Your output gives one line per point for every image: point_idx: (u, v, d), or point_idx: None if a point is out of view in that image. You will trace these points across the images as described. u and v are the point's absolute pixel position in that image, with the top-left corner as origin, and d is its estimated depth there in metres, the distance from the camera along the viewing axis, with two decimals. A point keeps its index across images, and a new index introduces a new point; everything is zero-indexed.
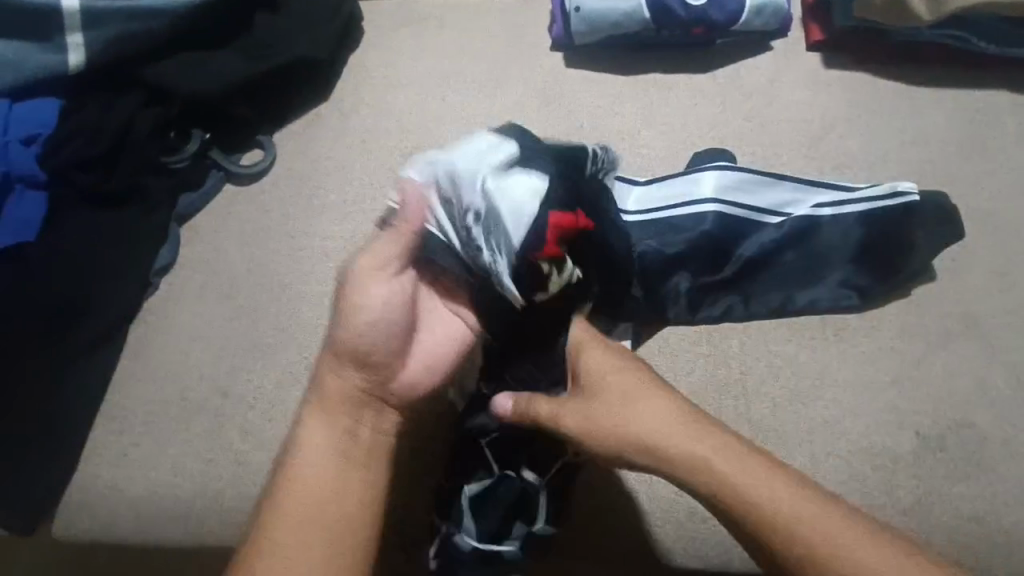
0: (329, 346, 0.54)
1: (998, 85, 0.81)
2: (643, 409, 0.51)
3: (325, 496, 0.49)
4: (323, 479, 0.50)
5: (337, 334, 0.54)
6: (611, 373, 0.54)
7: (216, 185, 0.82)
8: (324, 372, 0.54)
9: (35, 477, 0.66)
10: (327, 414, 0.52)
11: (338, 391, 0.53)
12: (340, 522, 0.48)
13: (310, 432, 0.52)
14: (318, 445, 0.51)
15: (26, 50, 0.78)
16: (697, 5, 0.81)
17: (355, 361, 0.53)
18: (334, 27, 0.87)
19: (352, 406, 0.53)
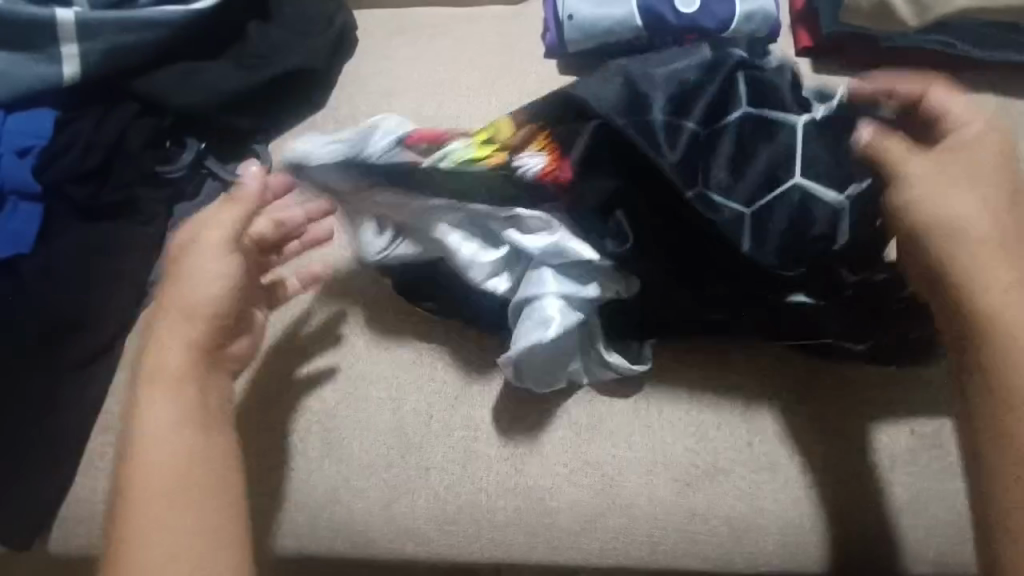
0: (163, 312, 0.59)
1: (986, 86, 0.83)
2: (948, 198, 0.54)
3: (177, 447, 0.55)
4: (155, 444, 0.54)
5: (170, 305, 0.58)
6: (942, 174, 0.55)
7: (211, 194, 0.81)
8: (167, 342, 0.57)
9: (33, 490, 0.66)
10: (161, 382, 0.56)
11: (174, 364, 0.57)
12: (185, 477, 0.54)
13: (154, 405, 0.55)
14: (166, 405, 0.56)
15: (19, 62, 0.77)
16: (688, 13, 0.83)
17: (184, 334, 0.58)
18: (329, 37, 0.87)
19: (184, 373, 0.57)
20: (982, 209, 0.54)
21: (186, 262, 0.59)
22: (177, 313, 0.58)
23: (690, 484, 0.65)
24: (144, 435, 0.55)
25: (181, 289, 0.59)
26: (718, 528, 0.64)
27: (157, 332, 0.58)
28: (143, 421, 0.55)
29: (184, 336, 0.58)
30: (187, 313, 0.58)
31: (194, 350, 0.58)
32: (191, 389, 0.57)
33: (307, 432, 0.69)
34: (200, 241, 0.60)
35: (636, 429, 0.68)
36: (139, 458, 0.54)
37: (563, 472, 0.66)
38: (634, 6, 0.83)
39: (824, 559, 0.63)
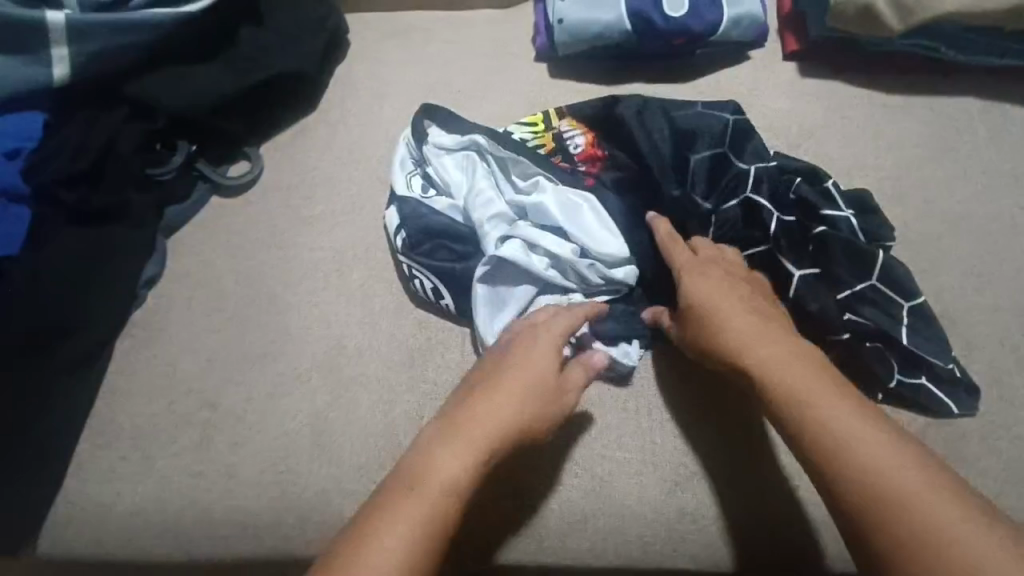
0: (492, 398, 0.58)
1: (968, 91, 0.84)
2: (713, 301, 0.63)
3: (423, 505, 0.51)
4: (445, 488, 0.53)
5: (514, 370, 0.60)
6: (698, 276, 0.66)
7: (203, 197, 0.82)
8: (484, 397, 0.58)
9: (21, 495, 0.65)
10: (456, 441, 0.56)
11: (484, 438, 0.56)
12: (441, 521, 0.51)
13: (445, 459, 0.54)
14: (452, 467, 0.54)
15: (7, 64, 0.77)
16: (677, 17, 0.84)
17: (519, 393, 0.59)
18: (320, 40, 0.87)
19: (482, 444, 0.56)
20: (743, 298, 0.64)
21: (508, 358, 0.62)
22: (492, 394, 0.59)
23: (680, 483, 0.66)
24: (423, 470, 0.54)
25: (517, 367, 0.61)
26: (708, 528, 0.64)
27: (458, 420, 0.58)
28: (437, 479, 0.53)
29: (517, 409, 0.58)
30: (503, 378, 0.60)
31: (521, 421, 0.58)
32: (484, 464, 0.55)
33: (299, 434, 0.70)
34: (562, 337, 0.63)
35: (625, 430, 0.68)
36: (413, 494, 0.52)
37: (553, 473, 0.66)
38: (623, 10, 0.84)
39: (820, 559, 0.62)
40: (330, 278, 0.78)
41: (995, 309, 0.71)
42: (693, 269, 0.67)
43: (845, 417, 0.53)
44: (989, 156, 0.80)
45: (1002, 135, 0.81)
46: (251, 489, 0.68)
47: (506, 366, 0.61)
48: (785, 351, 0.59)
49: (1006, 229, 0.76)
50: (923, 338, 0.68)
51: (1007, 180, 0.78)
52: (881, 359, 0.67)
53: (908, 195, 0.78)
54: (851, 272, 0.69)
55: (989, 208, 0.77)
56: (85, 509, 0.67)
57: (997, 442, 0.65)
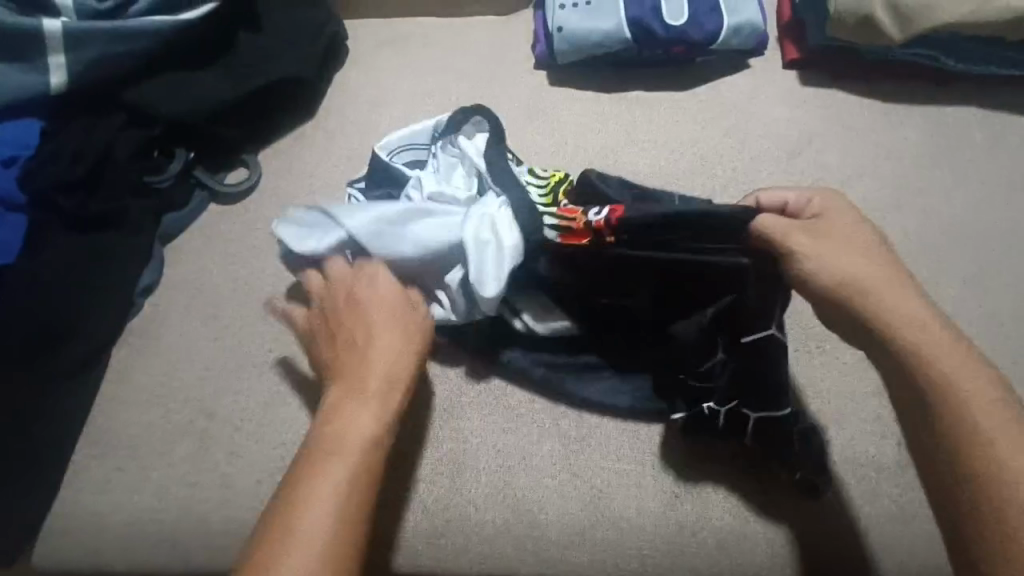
0: (356, 347, 0.58)
1: (968, 99, 0.84)
2: (845, 254, 0.56)
3: (330, 463, 0.51)
4: (360, 443, 0.52)
5: (374, 317, 0.59)
6: (830, 225, 0.59)
7: (201, 205, 0.82)
8: (374, 347, 0.57)
9: (14, 505, 0.65)
10: (341, 395, 0.55)
11: (374, 387, 0.55)
12: (366, 474, 0.51)
13: (347, 417, 0.53)
14: (360, 420, 0.53)
15: (4, 71, 0.76)
16: (676, 25, 0.84)
17: (399, 338, 0.58)
18: (318, 47, 0.87)
19: (374, 391, 0.55)
20: (879, 256, 0.57)
21: (363, 303, 0.60)
22: (358, 343, 0.58)
23: (679, 496, 0.65)
24: (333, 434, 0.52)
25: (374, 310, 0.59)
26: (707, 540, 0.63)
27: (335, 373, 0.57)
28: (346, 437, 0.52)
29: (394, 355, 0.57)
30: (366, 324, 0.59)
31: (402, 359, 0.57)
32: (395, 403, 0.55)
33: (296, 444, 0.70)
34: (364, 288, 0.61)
35: (624, 441, 0.68)
36: (327, 456, 0.51)
37: (552, 484, 0.66)
38: (623, 18, 0.84)
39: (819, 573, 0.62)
40: None
41: (996, 319, 0.71)
42: (828, 217, 0.59)
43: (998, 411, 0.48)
44: (989, 165, 0.80)
45: (1002, 144, 0.81)
46: (247, 500, 0.67)
47: (362, 311, 0.60)
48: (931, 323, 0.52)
49: (1006, 239, 0.76)
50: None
51: (1007, 190, 0.78)
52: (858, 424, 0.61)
53: (908, 204, 0.78)
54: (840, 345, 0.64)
55: (989, 217, 0.77)
56: (79, 519, 0.67)
57: None
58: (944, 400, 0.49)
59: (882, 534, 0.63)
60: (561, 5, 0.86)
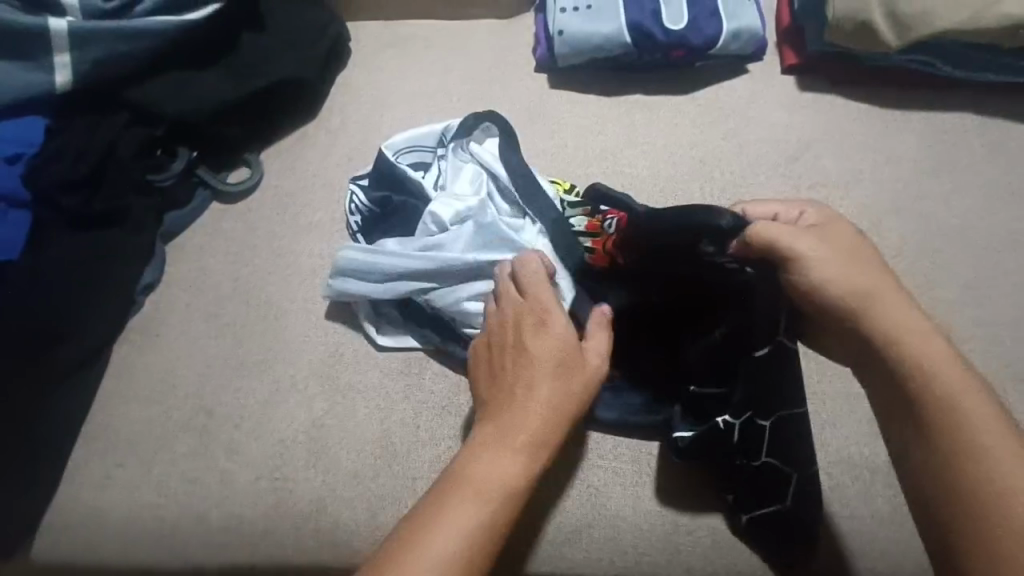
0: (518, 390, 0.56)
1: (965, 106, 0.85)
2: (840, 257, 0.54)
3: (462, 498, 0.49)
4: (501, 489, 0.50)
5: (538, 352, 0.58)
6: (823, 227, 0.57)
7: (203, 204, 0.82)
8: (536, 391, 0.56)
9: (15, 500, 0.65)
10: (492, 430, 0.54)
11: (528, 434, 0.53)
12: (500, 525, 0.49)
13: (494, 456, 0.52)
14: (508, 465, 0.52)
15: (10, 70, 0.77)
16: (676, 30, 0.84)
17: (560, 391, 0.56)
18: (321, 47, 0.88)
19: (525, 443, 0.53)
20: (871, 259, 0.55)
21: (534, 338, 0.59)
22: (521, 380, 0.56)
23: (675, 496, 0.66)
24: (478, 472, 0.51)
25: (544, 345, 0.58)
26: (702, 539, 0.64)
27: (493, 404, 0.56)
28: (484, 475, 0.51)
29: (552, 411, 0.55)
30: (531, 361, 0.57)
31: (557, 413, 0.55)
32: (542, 462, 0.53)
33: (295, 441, 0.70)
34: (539, 311, 0.60)
35: (621, 441, 0.69)
36: (467, 491, 0.50)
37: (549, 483, 0.67)
38: (623, 22, 0.85)
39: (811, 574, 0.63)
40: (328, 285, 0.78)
41: (991, 323, 0.72)
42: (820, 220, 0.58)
43: (995, 425, 0.47)
44: (986, 171, 0.81)
45: (999, 151, 0.82)
46: (247, 497, 0.68)
47: (529, 347, 0.58)
48: (927, 330, 0.51)
49: (1003, 245, 0.76)
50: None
51: (1003, 196, 0.79)
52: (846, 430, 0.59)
53: (904, 209, 0.78)
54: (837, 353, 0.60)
55: (985, 223, 0.78)
56: (80, 514, 0.67)
57: None
58: (942, 413, 0.48)
59: (874, 534, 0.63)
60: (562, 9, 0.87)
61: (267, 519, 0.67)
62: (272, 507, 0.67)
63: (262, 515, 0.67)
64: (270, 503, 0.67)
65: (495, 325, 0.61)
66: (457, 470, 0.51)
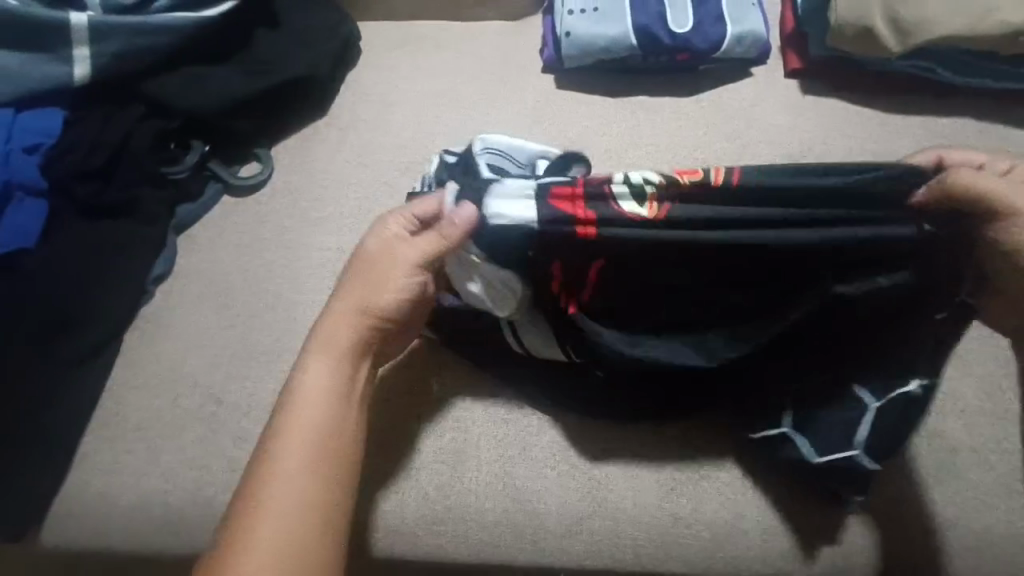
0: (345, 301, 0.59)
1: (964, 112, 0.86)
2: None
3: (302, 417, 0.53)
4: (314, 401, 0.54)
5: (374, 277, 0.59)
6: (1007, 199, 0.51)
7: (214, 196, 0.84)
8: (335, 307, 0.58)
9: (26, 482, 0.67)
10: (322, 350, 0.57)
11: (345, 349, 0.57)
12: (334, 440, 0.53)
13: (323, 367, 0.56)
14: (320, 376, 0.56)
15: (29, 62, 0.79)
16: (682, 33, 0.86)
17: (368, 296, 0.59)
18: (334, 46, 0.89)
19: (338, 352, 0.57)
20: None
21: (378, 262, 0.60)
22: (355, 299, 0.59)
23: (675, 491, 0.67)
24: (301, 389, 0.55)
25: (378, 268, 0.60)
26: (701, 533, 0.65)
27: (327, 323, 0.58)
28: (305, 391, 0.55)
29: (370, 315, 0.59)
30: (367, 282, 0.59)
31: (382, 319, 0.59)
32: (347, 364, 0.57)
33: None
34: (381, 242, 0.61)
35: (622, 436, 0.70)
36: (288, 410, 0.54)
37: (551, 475, 0.68)
38: (630, 24, 0.86)
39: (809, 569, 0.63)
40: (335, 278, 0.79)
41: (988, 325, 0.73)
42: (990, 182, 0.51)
43: None
44: None
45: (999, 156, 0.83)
46: None
47: (366, 270, 0.60)
48: None
49: None
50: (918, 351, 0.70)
51: None
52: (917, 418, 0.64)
53: None
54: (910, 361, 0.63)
55: None
56: (90, 499, 0.69)
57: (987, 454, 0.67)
58: None
59: (873, 529, 0.64)
60: (569, 11, 0.89)
61: None
62: None
63: None
64: None
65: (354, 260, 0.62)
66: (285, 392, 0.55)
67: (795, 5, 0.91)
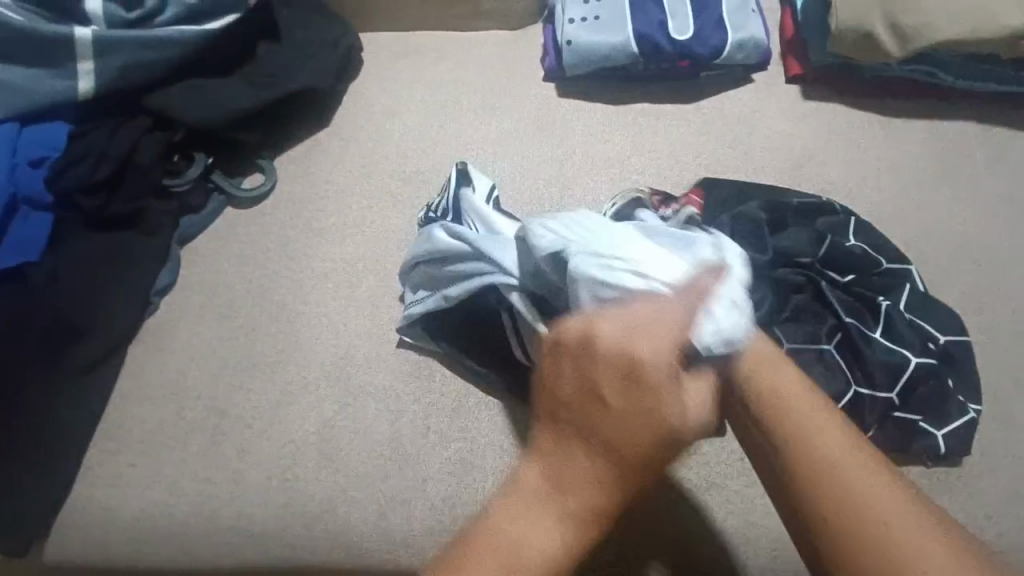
0: (594, 434, 0.50)
1: (967, 116, 0.86)
2: (775, 373, 0.56)
3: (506, 569, 0.47)
4: (540, 567, 0.48)
5: (631, 406, 0.50)
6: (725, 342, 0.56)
7: (217, 210, 0.84)
8: (578, 448, 0.51)
9: (29, 496, 0.66)
10: (543, 486, 0.51)
11: (581, 502, 0.50)
12: None
13: (528, 511, 0.50)
14: (540, 534, 0.49)
15: (34, 76, 0.79)
16: (682, 40, 0.86)
17: (629, 436, 0.50)
18: (336, 59, 0.90)
19: (575, 511, 0.50)
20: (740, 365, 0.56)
21: (619, 360, 0.51)
22: (586, 428, 0.51)
23: (685, 502, 0.66)
24: (510, 542, 0.49)
25: (608, 384, 0.51)
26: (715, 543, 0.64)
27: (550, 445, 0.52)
28: (526, 551, 0.48)
29: (613, 471, 0.50)
30: (648, 408, 0.50)
31: (629, 444, 0.50)
32: (587, 535, 0.50)
33: (306, 442, 0.71)
34: (608, 342, 0.52)
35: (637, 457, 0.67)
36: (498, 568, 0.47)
37: None
38: (630, 32, 0.86)
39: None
40: (338, 289, 0.79)
41: (996, 330, 0.73)
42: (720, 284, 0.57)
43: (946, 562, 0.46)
44: (990, 180, 0.82)
45: (1002, 160, 0.83)
46: (258, 496, 0.68)
47: (595, 367, 0.51)
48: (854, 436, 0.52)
49: (1007, 254, 0.77)
50: (937, 362, 0.66)
51: (1007, 205, 0.80)
52: (944, 395, 0.65)
53: (910, 216, 0.80)
54: (920, 334, 0.67)
55: (989, 230, 0.78)
56: (92, 513, 0.68)
57: (1001, 461, 0.66)
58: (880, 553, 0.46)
59: None
60: (570, 20, 0.89)
61: (277, 519, 0.67)
62: (281, 509, 0.68)
63: (273, 515, 0.68)
64: (279, 502, 0.68)
65: (548, 368, 0.54)
66: (476, 530, 0.50)
67: (795, 12, 0.91)
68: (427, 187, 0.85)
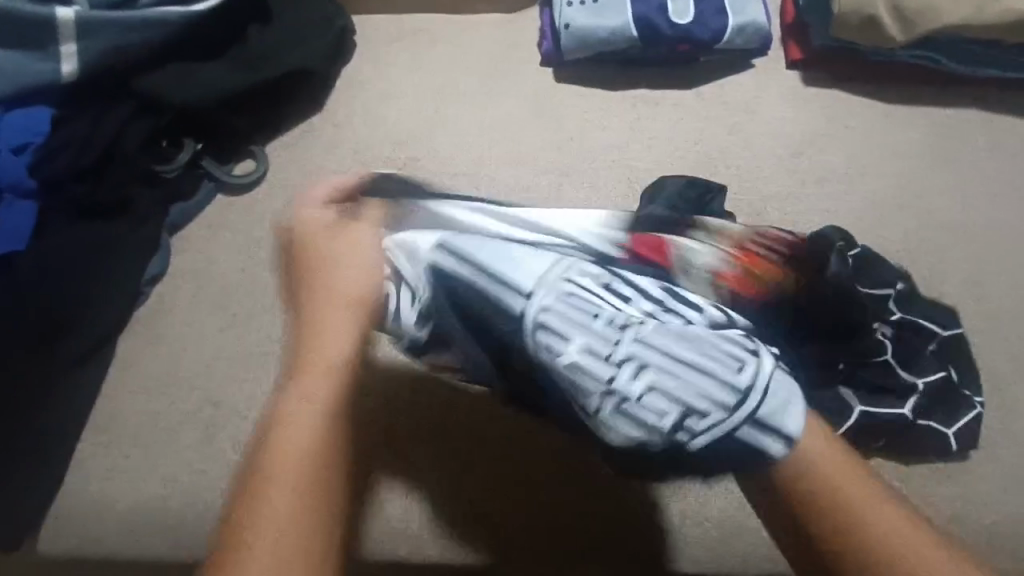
0: (308, 329, 0.48)
1: (968, 103, 0.85)
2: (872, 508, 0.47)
3: (304, 482, 0.43)
4: (300, 452, 0.44)
5: (312, 367, 0.46)
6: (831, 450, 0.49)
7: (208, 197, 0.82)
8: (284, 403, 0.46)
9: (21, 489, 0.65)
10: (308, 352, 0.48)
11: (261, 461, 0.44)
12: (311, 498, 0.43)
13: (302, 394, 0.46)
14: (306, 426, 0.45)
15: (16, 59, 0.77)
16: (682, 24, 0.85)
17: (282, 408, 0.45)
18: (327, 41, 0.87)
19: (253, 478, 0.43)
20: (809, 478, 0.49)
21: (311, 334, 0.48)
22: (323, 302, 0.49)
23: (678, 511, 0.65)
24: (284, 418, 0.45)
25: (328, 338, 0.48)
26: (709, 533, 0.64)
27: (305, 367, 0.47)
28: (281, 444, 0.44)
29: (330, 394, 0.46)
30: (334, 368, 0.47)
31: (310, 439, 0.44)
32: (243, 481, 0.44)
33: None
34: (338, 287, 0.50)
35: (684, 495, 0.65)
36: (272, 480, 0.43)
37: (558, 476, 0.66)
38: (630, 16, 0.85)
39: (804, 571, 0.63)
40: None
41: (997, 319, 0.72)
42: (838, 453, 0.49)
43: None
44: (990, 167, 0.81)
45: (1002, 147, 0.82)
46: None
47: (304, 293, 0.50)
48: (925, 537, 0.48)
49: (1007, 241, 0.77)
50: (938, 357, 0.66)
51: (1007, 193, 0.79)
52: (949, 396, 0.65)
53: (910, 204, 0.79)
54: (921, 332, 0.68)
55: (988, 217, 0.78)
56: (84, 507, 0.67)
57: (999, 450, 0.66)
58: None
59: None
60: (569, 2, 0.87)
61: None
62: None
63: None
64: None
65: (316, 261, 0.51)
66: (268, 433, 0.45)
67: None
68: (423, 174, 0.83)
